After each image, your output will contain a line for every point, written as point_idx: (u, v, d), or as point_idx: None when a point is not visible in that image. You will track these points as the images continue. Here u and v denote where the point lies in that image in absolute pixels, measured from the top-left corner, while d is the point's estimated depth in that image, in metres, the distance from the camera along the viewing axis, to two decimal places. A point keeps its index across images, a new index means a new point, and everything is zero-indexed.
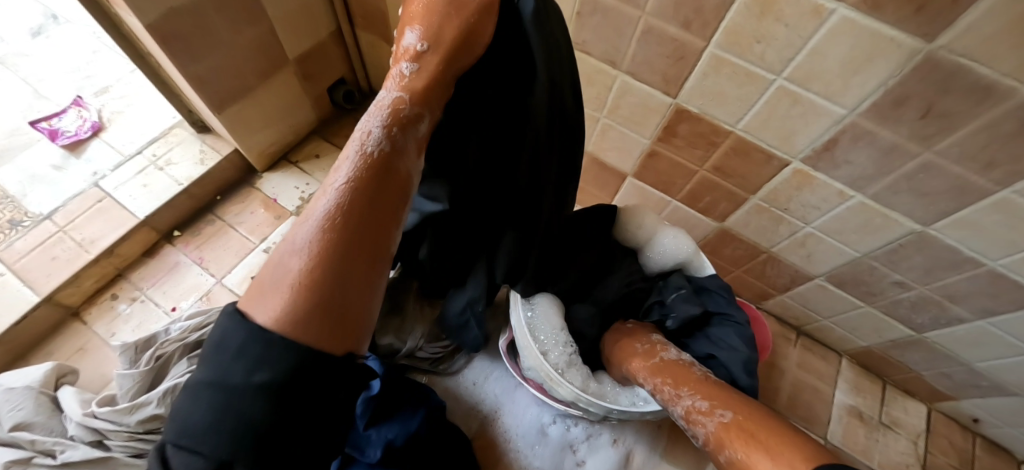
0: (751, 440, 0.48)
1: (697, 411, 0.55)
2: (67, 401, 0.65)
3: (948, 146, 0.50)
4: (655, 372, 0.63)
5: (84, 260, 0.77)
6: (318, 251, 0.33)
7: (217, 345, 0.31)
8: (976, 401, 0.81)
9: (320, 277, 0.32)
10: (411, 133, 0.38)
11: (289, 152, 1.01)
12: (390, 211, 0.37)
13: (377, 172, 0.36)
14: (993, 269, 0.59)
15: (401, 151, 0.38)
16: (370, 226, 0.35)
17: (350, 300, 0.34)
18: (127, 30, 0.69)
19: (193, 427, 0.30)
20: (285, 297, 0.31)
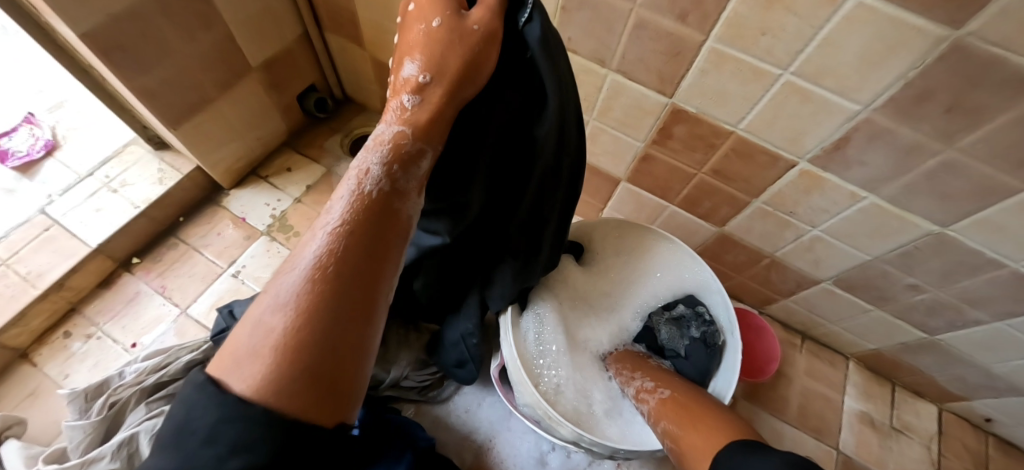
0: (681, 415, 0.51)
1: (643, 391, 0.58)
2: (10, 457, 0.57)
3: (974, 143, 0.46)
4: (618, 363, 0.65)
5: (30, 296, 0.69)
6: (307, 306, 0.27)
7: (179, 434, 0.25)
8: (990, 402, 0.78)
9: (309, 339, 0.26)
10: (413, 172, 0.34)
11: (258, 167, 0.94)
12: (390, 256, 0.32)
13: (374, 214, 0.31)
14: (1017, 271, 0.55)
15: (402, 192, 0.33)
16: (368, 275, 0.30)
17: (345, 364, 0.28)
18: (63, 41, 0.61)
19: None
20: (268, 362, 0.25)
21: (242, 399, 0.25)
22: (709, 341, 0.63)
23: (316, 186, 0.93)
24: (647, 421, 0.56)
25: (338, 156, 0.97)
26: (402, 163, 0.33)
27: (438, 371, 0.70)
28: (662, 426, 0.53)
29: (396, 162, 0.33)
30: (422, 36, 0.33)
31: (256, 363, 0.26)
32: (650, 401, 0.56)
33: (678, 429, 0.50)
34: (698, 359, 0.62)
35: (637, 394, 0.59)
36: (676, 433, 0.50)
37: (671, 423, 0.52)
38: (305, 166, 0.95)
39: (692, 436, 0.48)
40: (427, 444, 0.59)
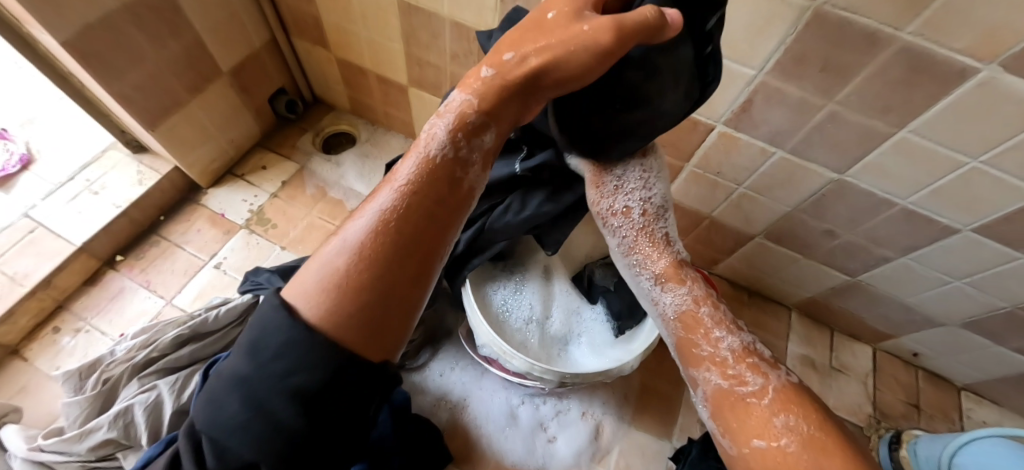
0: (813, 437, 0.29)
1: (744, 356, 0.35)
2: (11, 438, 0.61)
3: (848, 96, 0.54)
4: (675, 278, 0.42)
5: (17, 294, 0.73)
6: (368, 254, 0.31)
7: (256, 340, 0.29)
8: (913, 336, 0.87)
9: (370, 283, 0.31)
10: (475, 144, 0.35)
11: (233, 166, 0.99)
12: (444, 226, 0.34)
13: (438, 176, 0.34)
14: (906, 208, 0.64)
15: (465, 162, 0.35)
16: (425, 238, 0.32)
17: (390, 313, 0.31)
18: (43, 50, 0.66)
19: (231, 420, 0.28)
20: (332, 297, 0.30)
21: (309, 321, 0.29)
22: None
23: (290, 181, 0.98)
24: (749, 403, 0.32)
25: (310, 152, 1.03)
26: (466, 132, 0.34)
27: (416, 339, 0.76)
28: (764, 438, 0.30)
29: (461, 129, 0.34)
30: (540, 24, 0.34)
31: (320, 292, 0.30)
32: (751, 380, 0.33)
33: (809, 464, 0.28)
34: (627, 292, 0.65)
35: (727, 355, 0.35)
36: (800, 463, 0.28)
37: (788, 441, 0.29)
38: (278, 163, 1.00)
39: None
40: (401, 398, 0.63)
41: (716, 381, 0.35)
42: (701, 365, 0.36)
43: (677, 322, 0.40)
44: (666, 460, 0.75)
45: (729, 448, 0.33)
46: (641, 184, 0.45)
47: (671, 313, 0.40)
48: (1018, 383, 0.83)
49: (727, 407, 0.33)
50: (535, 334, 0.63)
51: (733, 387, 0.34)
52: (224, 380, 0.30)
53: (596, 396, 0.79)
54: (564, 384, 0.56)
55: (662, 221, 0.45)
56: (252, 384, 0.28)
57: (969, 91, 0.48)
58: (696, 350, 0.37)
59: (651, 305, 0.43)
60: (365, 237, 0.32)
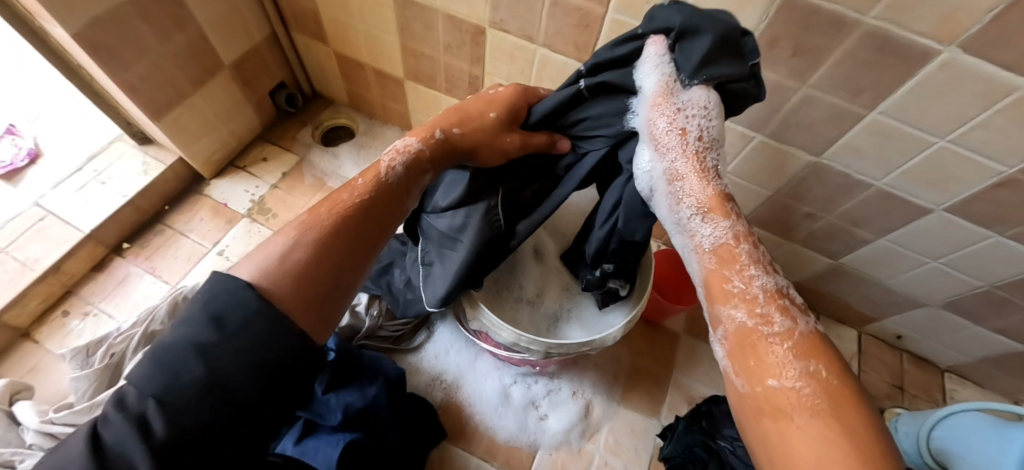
0: (828, 383, 0.30)
1: (775, 297, 0.35)
2: (24, 412, 0.64)
3: (820, 79, 0.57)
4: (720, 209, 0.39)
5: (29, 278, 0.76)
6: (321, 249, 0.41)
7: (214, 307, 0.34)
8: (897, 319, 0.90)
9: (317, 269, 0.40)
10: (416, 180, 0.49)
11: (235, 158, 1.02)
12: (379, 237, 0.46)
13: (383, 200, 0.47)
14: (881, 189, 0.67)
15: (407, 191, 0.49)
16: (363, 244, 0.44)
17: (331, 291, 0.40)
18: (52, 41, 0.69)
19: (167, 379, 0.31)
20: (287, 277, 0.38)
21: (262, 290, 0.36)
22: None
23: (290, 172, 1.01)
24: (780, 349, 0.32)
25: (310, 145, 1.06)
26: (413, 168, 0.48)
27: (412, 321, 0.79)
28: (783, 379, 0.31)
29: (412, 167, 0.48)
30: (482, 119, 0.50)
31: (278, 272, 0.38)
32: (779, 323, 0.34)
33: (825, 408, 0.29)
34: None
35: (759, 295, 0.35)
36: (814, 408, 0.29)
37: (803, 384, 0.30)
38: (279, 155, 1.03)
39: (819, 425, 0.28)
40: (396, 373, 0.67)
41: (743, 319, 0.35)
42: (729, 302, 0.36)
43: (711, 256, 0.39)
44: (654, 436, 0.77)
45: (740, 386, 0.34)
46: (703, 108, 0.40)
47: (708, 246, 0.39)
48: (999, 364, 0.85)
49: (747, 348, 0.34)
50: (525, 311, 0.66)
51: (763, 327, 0.34)
52: (175, 353, 0.32)
53: (587, 377, 0.81)
54: (550, 355, 0.59)
55: (714, 152, 0.42)
56: (215, 357, 0.32)
57: (932, 71, 0.50)
58: (727, 287, 0.36)
59: (686, 230, 0.41)
60: (319, 236, 0.41)
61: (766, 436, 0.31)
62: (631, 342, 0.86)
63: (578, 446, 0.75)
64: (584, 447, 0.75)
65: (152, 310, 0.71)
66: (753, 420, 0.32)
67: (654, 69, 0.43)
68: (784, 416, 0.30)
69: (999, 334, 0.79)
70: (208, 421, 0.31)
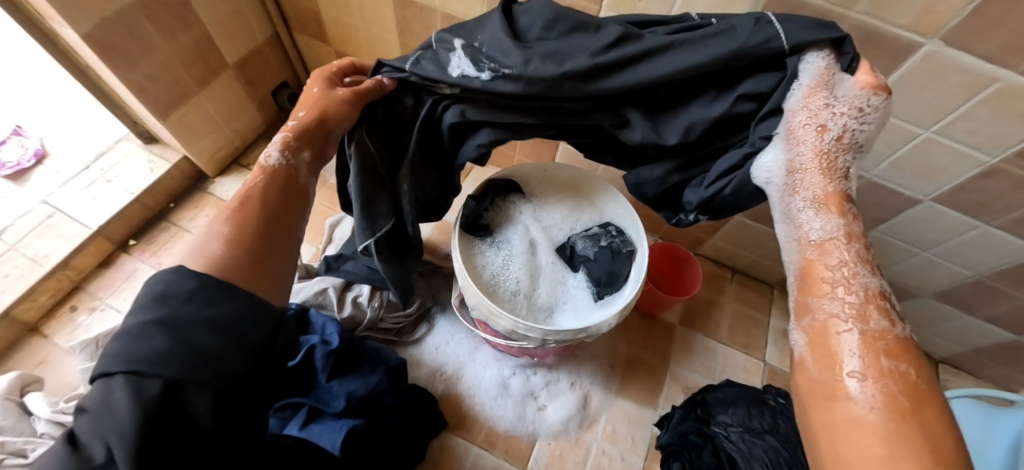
0: (913, 384, 0.29)
1: (875, 298, 0.33)
2: (35, 403, 0.66)
3: None
4: (836, 206, 0.36)
5: (39, 273, 0.78)
6: (237, 223, 0.40)
7: (162, 294, 0.32)
8: None
9: (235, 251, 0.38)
10: (299, 160, 0.47)
11: (239, 157, 1.04)
12: (286, 216, 0.44)
13: (275, 183, 0.45)
14: (870, 180, 0.68)
15: (296, 171, 0.47)
16: (272, 221, 0.42)
17: (264, 273, 0.39)
18: (61, 43, 0.71)
19: (139, 353, 0.28)
20: (221, 246, 0.38)
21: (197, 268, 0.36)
22: (616, 248, 0.67)
23: None
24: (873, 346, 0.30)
25: None
26: (291, 149, 0.47)
27: (413, 313, 0.81)
28: (868, 373, 0.29)
29: (285, 147, 0.46)
30: (307, 96, 0.50)
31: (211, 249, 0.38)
32: (874, 321, 0.31)
33: (909, 409, 0.27)
34: (604, 262, 0.67)
35: (861, 291, 0.33)
36: (898, 408, 0.28)
37: (887, 382, 0.29)
38: None
39: (896, 424, 0.27)
40: (397, 362, 0.68)
41: (838, 311, 0.32)
42: (824, 294, 0.34)
43: (820, 248, 0.36)
44: (651, 426, 0.79)
45: (813, 372, 0.32)
46: (857, 108, 0.37)
47: (815, 238, 0.36)
48: (991, 354, 0.87)
49: (828, 340, 0.32)
50: (523, 304, 0.66)
51: (864, 326, 0.31)
52: (129, 334, 0.30)
53: (585, 368, 0.83)
54: (546, 343, 0.60)
55: (849, 156, 0.38)
56: (167, 323, 0.30)
57: (916, 64, 0.52)
58: (826, 278, 0.34)
59: (791, 218, 0.38)
60: (231, 213, 0.41)
61: (831, 427, 0.29)
62: (628, 333, 0.88)
63: (576, 435, 0.77)
64: (582, 436, 0.77)
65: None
66: (817, 412, 0.31)
67: (817, 59, 0.37)
68: (856, 406, 0.29)
69: (990, 323, 0.81)
70: (189, 396, 0.28)
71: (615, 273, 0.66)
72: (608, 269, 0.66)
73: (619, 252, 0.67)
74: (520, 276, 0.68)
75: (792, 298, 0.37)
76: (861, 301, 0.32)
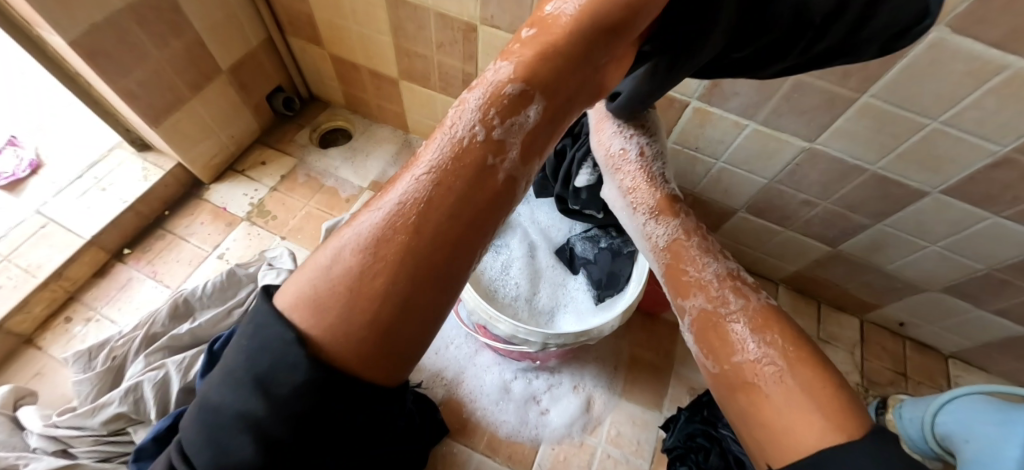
0: (785, 350, 0.35)
1: (727, 279, 0.42)
2: (27, 417, 0.64)
3: None
4: (666, 211, 0.48)
5: (32, 284, 0.76)
6: (379, 254, 0.24)
7: (260, 377, 0.22)
8: (898, 305, 0.90)
9: (368, 307, 0.23)
10: (519, 120, 0.27)
11: (234, 162, 1.03)
12: (466, 239, 0.25)
13: (461, 164, 0.26)
14: (876, 173, 0.67)
15: (501, 143, 0.27)
16: (426, 254, 0.24)
17: (403, 339, 0.24)
18: (49, 50, 0.70)
19: (228, 460, 0.22)
20: (339, 295, 0.24)
21: (310, 341, 0.23)
22: (617, 249, 0.66)
23: (288, 175, 1.02)
24: (754, 338, 0.37)
25: (307, 147, 1.07)
26: (502, 107, 0.27)
27: None
28: (744, 352, 0.36)
29: (495, 104, 0.26)
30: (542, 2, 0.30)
31: (327, 290, 0.24)
32: (734, 302, 0.40)
33: (786, 372, 0.33)
34: (605, 263, 0.65)
35: (712, 280, 0.42)
36: (781, 376, 0.33)
37: (765, 355, 0.35)
38: (278, 159, 1.04)
39: (791, 390, 0.32)
40: None
41: (702, 305, 0.41)
42: (690, 294, 0.42)
43: (667, 251, 0.46)
44: (656, 428, 0.77)
45: (710, 365, 0.38)
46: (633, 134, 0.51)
47: (662, 243, 0.46)
48: (1002, 348, 0.85)
49: (712, 330, 0.39)
50: (523, 308, 0.64)
51: (722, 310, 0.40)
52: (218, 425, 0.23)
53: (588, 370, 0.81)
54: (547, 347, 0.59)
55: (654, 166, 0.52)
56: (268, 433, 0.22)
57: (920, 53, 0.50)
58: (684, 278, 0.43)
59: (638, 236, 0.49)
60: (376, 230, 0.24)
61: (744, 409, 0.34)
62: (631, 334, 0.86)
63: (580, 439, 0.75)
64: (585, 440, 0.75)
65: (153, 312, 0.72)
66: (731, 397, 0.36)
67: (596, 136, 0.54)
68: (756, 388, 0.34)
69: (1001, 318, 0.79)
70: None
71: (616, 273, 0.64)
72: (608, 270, 0.64)
73: (621, 251, 0.65)
74: (521, 280, 0.66)
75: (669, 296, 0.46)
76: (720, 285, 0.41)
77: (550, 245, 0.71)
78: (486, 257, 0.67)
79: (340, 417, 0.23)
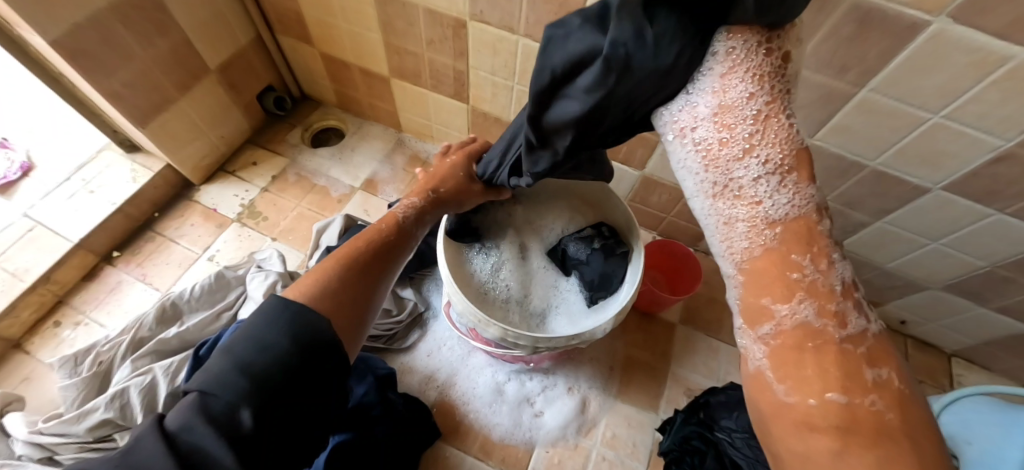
0: (897, 391, 0.29)
1: (848, 290, 0.32)
2: (13, 424, 0.64)
3: (806, 58, 0.56)
4: (801, 177, 0.33)
5: (19, 288, 0.76)
6: (356, 272, 0.44)
7: (298, 325, 0.37)
8: (898, 303, 0.88)
9: (354, 295, 0.42)
10: (424, 219, 0.54)
11: (225, 163, 1.02)
12: (389, 272, 0.48)
13: (396, 232, 0.50)
14: (876, 169, 0.65)
15: (415, 227, 0.53)
16: (378, 276, 0.46)
17: (360, 322, 0.42)
18: (31, 51, 0.69)
19: (264, 384, 0.34)
20: (329, 279, 0.42)
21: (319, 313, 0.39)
22: (609, 250, 0.64)
23: (279, 175, 1.01)
24: (872, 379, 0.29)
25: (298, 146, 1.06)
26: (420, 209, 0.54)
27: (404, 319, 0.80)
28: (854, 392, 0.28)
29: (416, 208, 0.53)
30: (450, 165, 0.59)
31: (327, 287, 0.41)
32: (851, 325, 0.30)
33: (895, 424, 0.27)
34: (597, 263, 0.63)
35: (834, 290, 0.31)
36: (886, 427, 0.27)
37: (876, 399, 0.28)
38: (269, 159, 1.03)
39: (889, 448, 0.27)
40: (385, 370, 0.67)
41: (808, 318, 0.30)
42: (787, 300, 0.31)
43: (777, 233, 0.32)
44: (653, 431, 0.76)
45: (784, 395, 0.30)
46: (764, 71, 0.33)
47: (777, 216, 0.32)
48: (1004, 346, 0.83)
49: (807, 354, 0.30)
50: (515, 310, 0.63)
51: (833, 333, 0.30)
52: (256, 364, 0.34)
53: (582, 372, 0.80)
54: (538, 350, 0.57)
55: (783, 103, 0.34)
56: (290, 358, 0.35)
57: (920, 45, 0.48)
58: (795, 277, 0.31)
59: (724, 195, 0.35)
60: (352, 262, 0.45)
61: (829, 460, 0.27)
62: (626, 333, 0.85)
63: (574, 441, 0.74)
64: (580, 442, 0.74)
65: (140, 317, 0.71)
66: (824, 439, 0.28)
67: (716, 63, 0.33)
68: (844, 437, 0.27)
69: (1004, 316, 0.77)
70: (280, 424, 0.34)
71: (609, 275, 0.62)
72: (600, 272, 0.62)
73: (614, 253, 0.63)
74: (513, 284, 0.65)
75: (738, 294, 0.35)
76: (841, 303, 0.30)
77: (543, 246, 0.69)
78: (476, 258, 0.66)
79: (328, 356, 0.37)
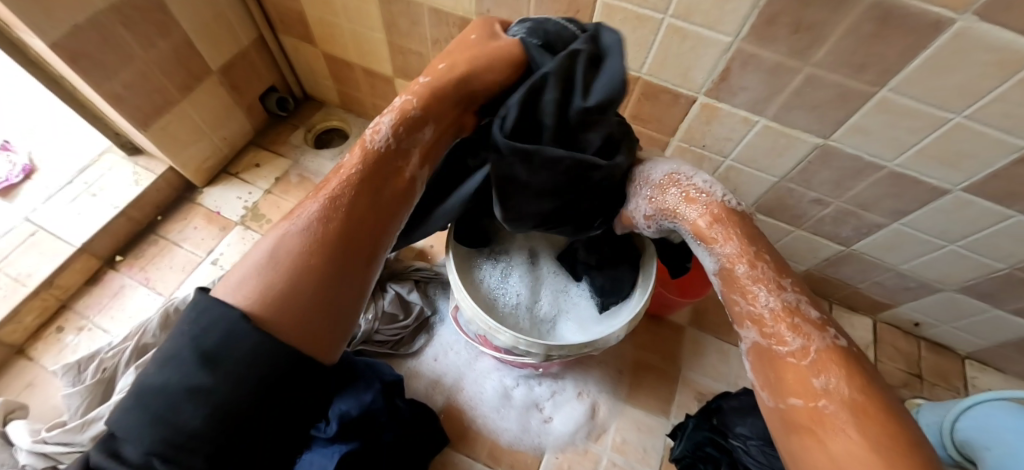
0: (852, 398, 0.30)
1: (785, 314, 0.34)
2: (17, 433, 0.63)
3: (823, 57, 0.54)
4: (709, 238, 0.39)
5: (22, 294, 0.75)
6: (312, 244, 0.35)
7: (219, 343, 0.31)
8: (911, 305, 0.87)
9: (309, 276, 0.34)
10: (415, 137, 0.41)
11: (228, 165, 1.01)
12: (371, 226, 0.38)
13: (374, 169, 0.39)
14: (893, 170, 0.64)
15: (403, 153, 0.40)
16: (348, 237, 0.36)
17: (332, 306, 0.35)
18: (32, 53, 0.68)
19: (182, 421, 0.29)
20: (280, 274, 0.34)
21: (254, 314, 0.33)
22: None
23: (282, 177, 1.00)
24: (814, 385, 0.31)
25: (301, 147, 1.05)
26: (406, 125, 0.40)
27: (411, 324, 0.78)
28: (802, 397, 0.31)
29: (400, 125, 0.39)
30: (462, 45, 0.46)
31: (271, 275, 0.34)
32: (792, 340, 0.33)
33: (846, 424, 0.29)
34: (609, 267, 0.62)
35: (766, 314, 0.35)
36: (834, 426, 0.29)
37: (826, 403, 0.30)
38: (271, 161, 1.02)
39: (845, 446, 0.28)
40: (392, 377, 0.66)
41: (756, 338, 0.36)
42: (744, 325, 0.37)
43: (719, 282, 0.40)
44: (664, 436, 0.75)
45: (767, 399, 0.34)
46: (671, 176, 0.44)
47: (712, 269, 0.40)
48: (1020, 348, 0.82)
49: (768, 366, 0.34)
50: (524, 317, 0.62)
51: (774, 350, 0.34)
52: (169, 396, 0.30)
53: (591, 376, 0.79)
54: (551, 358, 0.56)
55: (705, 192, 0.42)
56: (219, 402, 0.30)
57: (944, 44, 0.47)
58: (737, 308, 0.37)
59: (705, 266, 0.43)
60: (308, 229, 0.36)
61: (795, 451, 0.31)
62: (634, 337, 0.84)
63: (584, 447, 0.73)
64: (590, 448, 0.73)
65: (143, 323, 0.70)
66: (785, 437, 0.32)
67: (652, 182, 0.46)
68: (813, 436, 0.30)
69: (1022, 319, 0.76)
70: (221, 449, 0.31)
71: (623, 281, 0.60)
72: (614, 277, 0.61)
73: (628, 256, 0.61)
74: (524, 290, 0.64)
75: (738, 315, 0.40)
76: (772, 324, 0.34)
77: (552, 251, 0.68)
78: (485, 265, 0.65)
79: (279, 388, 0.32)
